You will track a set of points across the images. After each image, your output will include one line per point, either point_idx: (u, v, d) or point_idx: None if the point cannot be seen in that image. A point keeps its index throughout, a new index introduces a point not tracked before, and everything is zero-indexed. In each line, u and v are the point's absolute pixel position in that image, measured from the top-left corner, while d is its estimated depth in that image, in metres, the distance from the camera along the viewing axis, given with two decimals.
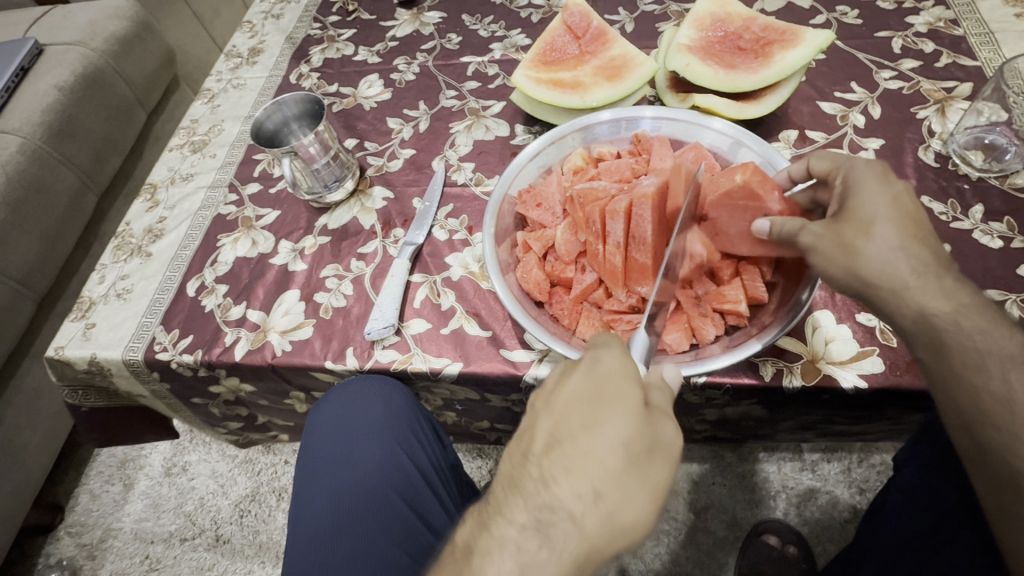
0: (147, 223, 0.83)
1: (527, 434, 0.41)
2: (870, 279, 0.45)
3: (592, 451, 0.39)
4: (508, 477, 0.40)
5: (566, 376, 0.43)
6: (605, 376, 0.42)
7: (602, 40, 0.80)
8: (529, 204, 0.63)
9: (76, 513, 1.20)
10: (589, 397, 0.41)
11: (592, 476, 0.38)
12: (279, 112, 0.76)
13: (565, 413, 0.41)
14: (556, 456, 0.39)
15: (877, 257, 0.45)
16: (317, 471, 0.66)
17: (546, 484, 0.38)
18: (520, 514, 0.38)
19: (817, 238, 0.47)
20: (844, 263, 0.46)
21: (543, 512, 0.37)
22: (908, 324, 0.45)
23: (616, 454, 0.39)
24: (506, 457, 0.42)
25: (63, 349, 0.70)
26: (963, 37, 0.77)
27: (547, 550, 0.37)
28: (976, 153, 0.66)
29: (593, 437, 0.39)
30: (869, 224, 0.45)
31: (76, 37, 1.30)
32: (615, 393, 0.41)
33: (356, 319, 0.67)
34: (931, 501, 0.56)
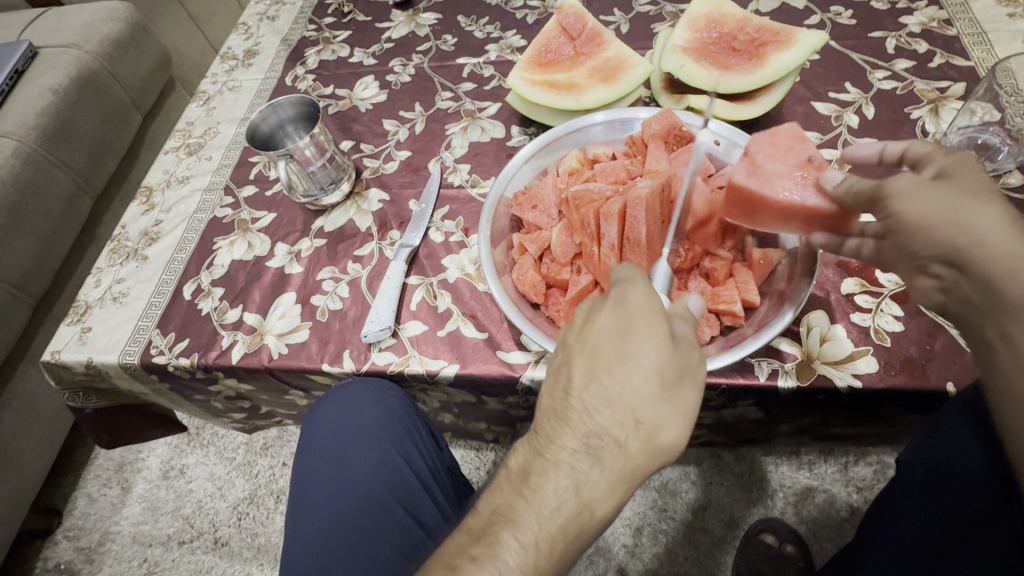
0: (143, 226, 0.83)
1: (565, 373, 0.43)
2: (988, 238, 0.37)
3: (628, 381, 0.40)
4: (552, 410, 0.42)
5: (595, 313, 0.44)
6: (634, 307, 0.42)
7: (597, 41, 0.80)
8: (524, 207, 0.63)
9: (74, 517, 1.20)
10: (622, 327, 0.42)
11: (630, 405, 0.40)
12: (275, 115, 0.76)
13: (600, 344, 0.42)
14: (595, 388, 0.40)
15: (998, 217, 0.37)
16: (310, 474, 0.66)
17: (592, 415, 0.40)
18: (573, 441, 0.40)
19: (909, 188, 0.41)
20: (948, 213, 0.38)
21: (592, 437, 0.40)
22: (1020, 297, 0.35)
23: (649, 383, 0.40)
24: (547, 392, 0.43)
25: (59, 353, 0.70)
26: (956, 37, 0.78)
27: (598, 469, 0.39)
28: (970, 153, 0.66)
29: (629, 368, 0.40)
30: (983, 190, 0.39)
31: (71, 39, 1.29)
32: (643, 325, 0.41)
33: (353, 321, 0.67)
34: (936, 501, 0.55)
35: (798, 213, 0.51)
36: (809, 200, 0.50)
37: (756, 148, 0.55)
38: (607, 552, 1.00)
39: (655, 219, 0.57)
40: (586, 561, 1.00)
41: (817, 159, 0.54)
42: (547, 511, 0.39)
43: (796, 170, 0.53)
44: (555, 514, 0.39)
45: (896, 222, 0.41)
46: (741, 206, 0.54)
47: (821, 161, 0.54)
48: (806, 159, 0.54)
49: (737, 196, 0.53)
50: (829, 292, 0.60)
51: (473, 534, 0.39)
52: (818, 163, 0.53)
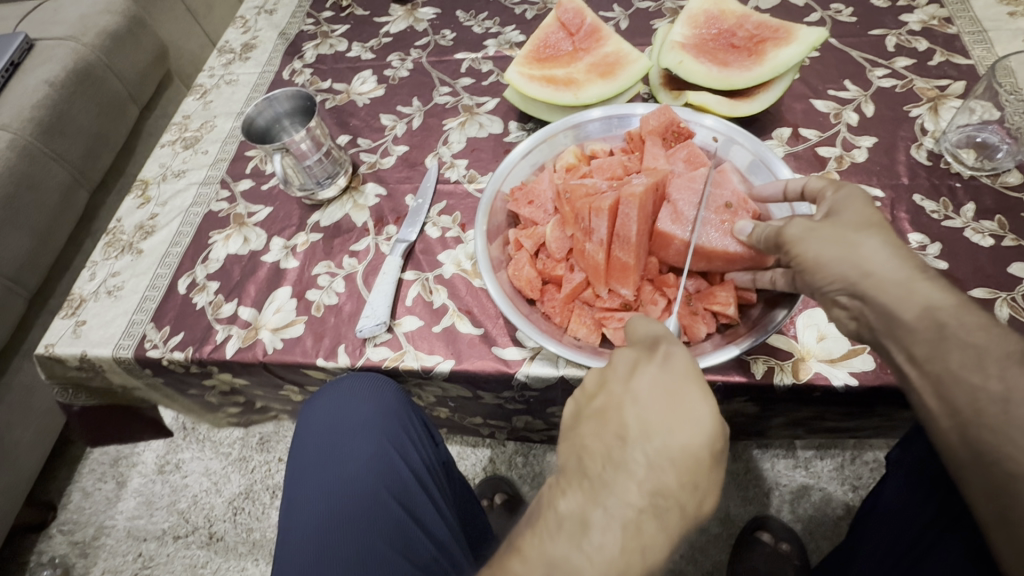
0: (138, 219, 0.83)
1: (615, 421, 0.41)
2: (871, 270, 0.43)
3: (686, 442, 0.38)
4: (607, 457, 0.39)
5: (641, 368, 0.43)
6: (685, 368, 0.42)
7: (596, 37, 0.79)
8: (521, 202, 0.63)
9: (69, 511, 1.20)
10: (672, 387, 0.41)
11: (689, 468, 0.38)
12: (271, 109, 0.76)
13: (650, 400, 0.41)
14: (654, 447, 0.38)
15: (876, 250, 0.43)
16: (304, 467, 0.66)
17: (654, 470, 0.38)
18: (635, 498, 0.37)
19: (805, 230, 0.46)
20: (839, 249, 0.44)
21: (655, 495, 0.37)
22: (911, 318, 0.41)
23: (706, 446, 0.39)
24: (593, 436, 0.41)
25: (53, 346, 0.70)
26: (957, 35, 0.77)
27: (660, 530, 0.37)
28: (968, 151, 0.66)
29: (687, 427, 0.39)
30: (864, 224, 0.45)
31: (68, 31, 1.28)
32: (695, 391, 0.40)
33: (348, 317, 0.67)
34: (917, 507, 0.56)
35: (719, 256, 0.55)
36: (729, 246, 0.54)
37: (676, 193, 0.58)
38: None
39: (649, 216, 0.57)
40: None
41: (734, 203, 0.57)
42: (612, 567, 0.36)
43: (716, 216, 0.56)
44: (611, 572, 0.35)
45: (799, 264, 0.47)
46: (672, 248, 0.57)
47: (737, 200, 0.57)
48: (721, 202, 0.57)
49: (664, 240, 0.56)
50: None
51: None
52: (735, 205, 0.56)
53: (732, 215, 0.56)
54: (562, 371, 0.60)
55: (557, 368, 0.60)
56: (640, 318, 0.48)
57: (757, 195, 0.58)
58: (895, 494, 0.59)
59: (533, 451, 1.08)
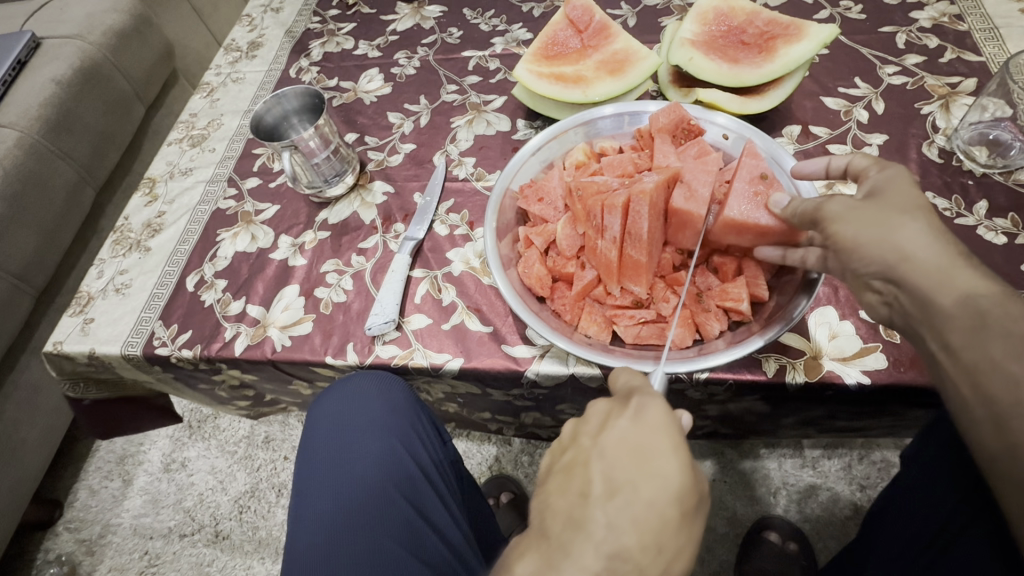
0: (145, 217, 0.83)
1: (580, 477, 0.39)
2: (909, 253, 0.42)
3: (652, 499, 0.36)
4: (567, 518, 0.37)
5: (612, 420, 0.41)
6: (658, 417, 0.40)
7: (604, 34, 0.79)
8: (531, 199, 0.63)
9: (75, 509, 1.20)
10: (642, 440, 0.39)
11: (653, 530, 0.36)
12: (279, 106, 0.76)
13: (618, 454, 0.38)
14: (618, 506, 0.36)
15: (918, 231, 0.42)
16: (312, 465, 0.65)
17: (614, 532, 0.36)
18: (593, 562, 0.35)
19: (843, 210, 0.46)
20: (877, 232, 0.44)
21: (614, 559, 0.35)
22: (948, 305, 0.40)
23: (674, 504, 0.37)
24: (557, 493, 0.39)
25: (61, 344, 0.70)
26: (968, 32, 0.77)
27: None
28: (981, 148, 0.66)
29: (653, 485, 0.37)
30: (908, 204, 0.44)
31: (73, 30, 1.29)
32: (667, 442, 0.38)
33: (357, 314, 0.67)
34: (938, 499, 0.55)
35: (750, 229, 0.54)
36: (762, 217, 0.53)
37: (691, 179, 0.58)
38: None
39: (659, 214, 0.56)
40: None
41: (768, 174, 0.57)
42: None
43: (748, 187, 0.55)
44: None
45: (835, 243, 0.46)
46: (690, 227, 0.57)
47: (772, 176, 0.57)
48: (757, 175, 0.57)
49: (682, 219, 0.56)
50: (837, 287, 0.60)
51: None
52: (770, 177, 0.56)
53: (765, 186, 0.55)
54: (572, 369, 0.60)
55: (567, 366, 0.60)
56: (626, 368, 0.47)
57: (797, 170, 0.56)
58: (915, 486, 0.58)
59: (539, 450, 1.08)
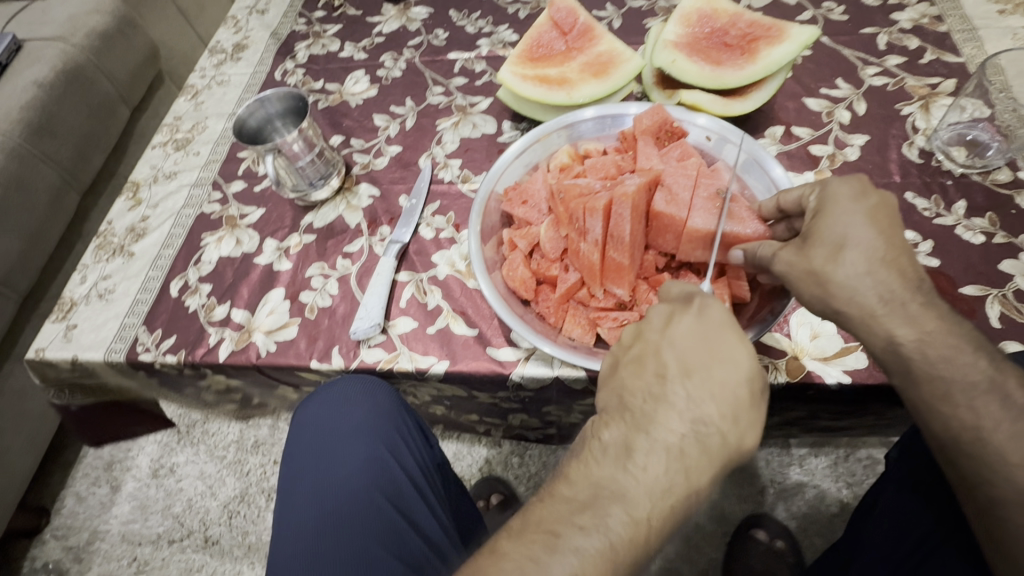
0: (129, 222, 0.82)
1: (653, 362, 0.42)
2: (841, 308, 0.44)
3: (727, 378, 0.40)
4: (648, 399, 0.40)
5: (676, 316, 0.43)
6: (721, 318, 0.42)
7: (589, 36, 0.79)
8: (515, 202, 0.63)
9: (62, 516, 1.19)
10: (709, 332, 0.41)
11: (731, 403, 0.39)
12: (262, 110, 0.75)
13: (687, 343, 0.41)
14: (695, 381, 0.40)
15: (849, 283, 0.43)
16: (298, 468, 0.65)
17: (694, 405, 0.39)
18: (678, 425, 0.39)
19: (789, 266, 0.46)
20: (816, 292, 0.45)
21: (697, 425, 0.39)
22: (878, 350, 0.45)
23: (745, 384, 0.40)
24: (633, 377, 0.42)
25: (43, 351, 0.69)
26: (947, 33, 0.78)
27: (705, 458, 0.38)
28: (959, 149, 0.67)
29: (725, 364, 0.40)
30: (838, 248, 0.43)
31: (56, 32, 1.27)
32: (733, 334, 0.41)
33: (342, 318, 0.67)
34: (912, 516, 0.57)
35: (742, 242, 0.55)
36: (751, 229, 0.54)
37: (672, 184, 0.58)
38: None
39: (641, 216, 0.57)
40: None
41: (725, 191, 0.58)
42: (658, 490, 0.37)
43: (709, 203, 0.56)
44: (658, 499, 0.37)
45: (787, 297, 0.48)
46: (670, 231, 0.57)
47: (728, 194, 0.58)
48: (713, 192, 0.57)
49: (662, 223, 0.57)
50: None
51: (576, 503, 0.38)
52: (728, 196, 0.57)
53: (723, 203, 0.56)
54: (557, 372, 0.60)
55: (552, 368, 0.60)
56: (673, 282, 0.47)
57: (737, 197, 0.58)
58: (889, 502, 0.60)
59: (529, 451, 1.08)
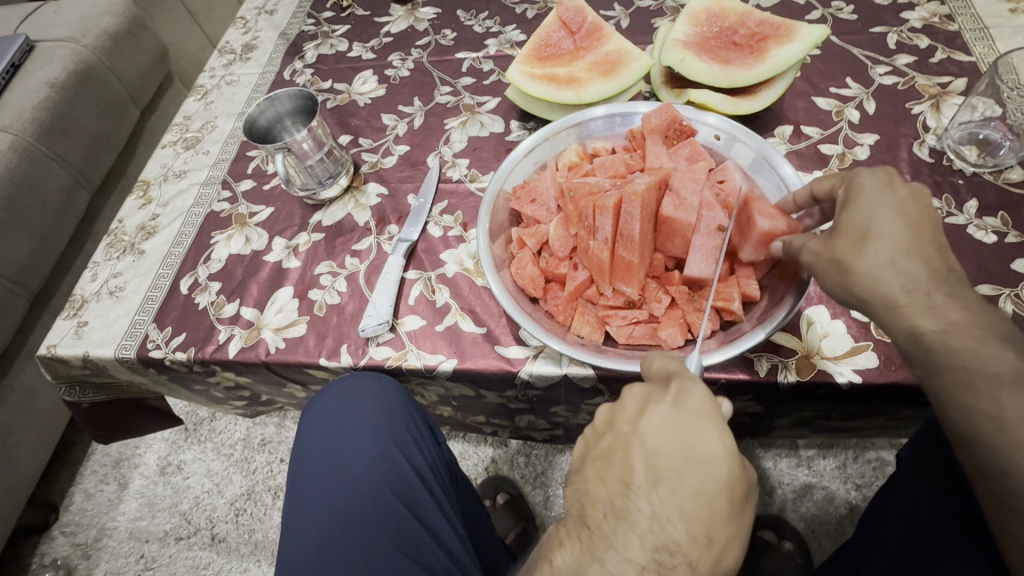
0: (139, 220, 0.83)
1: (621, 464, 0.40)
2: (864, 297, 0.44)
3: (698, 488, 0.38)
4: (613, 513, 0.38)
5: (651, 405, 0.42)
6: (698, 409, 0.41)
7: (597, 36, 0.79)
8: (524, 200, 0.63)
9: (71, 513, 1.20)
10: (682, 427, 0.40)
11: (701, 518, 0.37)
12: (272, 109, 0.76)
13: (659, 441, 0.40)
14: (663, 493, 0.38)
15: (874, 273, 0.43)
16: (307, 467, 0.66)
17: (660, 522, 0.37)
18: (638, 552, 0.36)
19: (815, 256, 0.46)
20: (838, 280, 0.45)
21: (661, 551, 0.36)
22: (900, 340, 0.45)
23: (721, 493, 0.38)
24: (598, 481, 0.40)
25: (55, 347, 0.69)
26: (958, 32, 0.77)
27: None
28: (971, 148, 0.66)
29: (697, 470, 0.38)
30: (863, 238, 0.44)
31: (68, 33, 1.28)
32: (711, 430, 0.40)
33: (351, 316, 0.67)
34: (932, 508, 0.56)
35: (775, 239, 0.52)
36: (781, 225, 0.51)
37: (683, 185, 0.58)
38: None
39: (650, 216, 0.57)
40: None
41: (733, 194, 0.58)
42: None
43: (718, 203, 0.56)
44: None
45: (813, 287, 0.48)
46: (678, 233, 0.57)
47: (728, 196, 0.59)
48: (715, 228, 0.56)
49: (670, 226, 0.57)
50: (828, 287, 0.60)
51: None
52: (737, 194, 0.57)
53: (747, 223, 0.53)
54: (565, 370, 0.60)
55: (560, 367, 0.60)
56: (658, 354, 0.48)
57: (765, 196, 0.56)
58: (907, 491, 0.60)
59: (535, 451, 1.08)
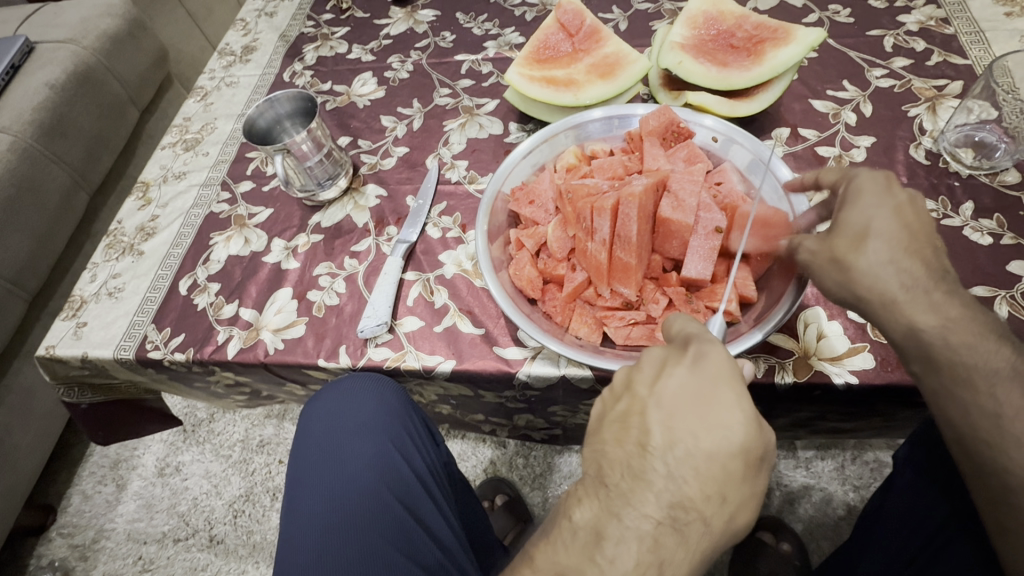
0: (139, 221, 0.83)
1: (638, 425, 0.40)
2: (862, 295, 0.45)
3: (715, 450, 0.38)
4: (629, 474, 0.38)
5: (669, 367, 0.41)
6: (718, 371, 0.40)
7: (595, 38, 0.80)
8: (522, 202, 0.63)
9: (68, 514, 1.19)
10: (701, 389, 0.40)
11: (716, 480, 0.38)
12: (272, 110, 0.76)
13: (678, 402, 0.40)
14: (679, 456, 0.38)
15: (873, 269, 0.44)
16: (306, 469, 0.65)
17: (676, 483, 0.37)
18: (654, 510, 0.37)
19: (812, 254, 0.47)
20: (838, 277, 0.45)
21: (676, 509, 0.37)
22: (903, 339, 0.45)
23: (737, 456, 0.38)
24: (614, 443, 0.40)
25: (54, 348, 0.70)
26: (954, 35, 0.78)
27: (682, 547, 0.37)
28: (967, 150, 0.66)
29: (716, 432, 0.38)
30: (862, 237, 0.44)
31: (68, 34, 1.29)
32: (729, 393, 0.39)
33: (349, 317, 0.67)
34: (929, 507, 0.57)
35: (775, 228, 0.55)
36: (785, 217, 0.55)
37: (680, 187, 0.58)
38: None
39: (647, 217, 0.57)
40: None
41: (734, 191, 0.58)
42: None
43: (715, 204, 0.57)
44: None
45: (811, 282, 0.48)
46: (676, 235, 0.57)
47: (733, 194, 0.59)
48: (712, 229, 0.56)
49: (668, 228, 0.57)
50: None
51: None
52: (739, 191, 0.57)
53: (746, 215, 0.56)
54: (563, 371, 0.60)
55: (558, 367, 0.60)
56: (679, 316, 0.47)
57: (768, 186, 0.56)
58: (903, 490, 0.60)
59: (534, 452, 1.09)
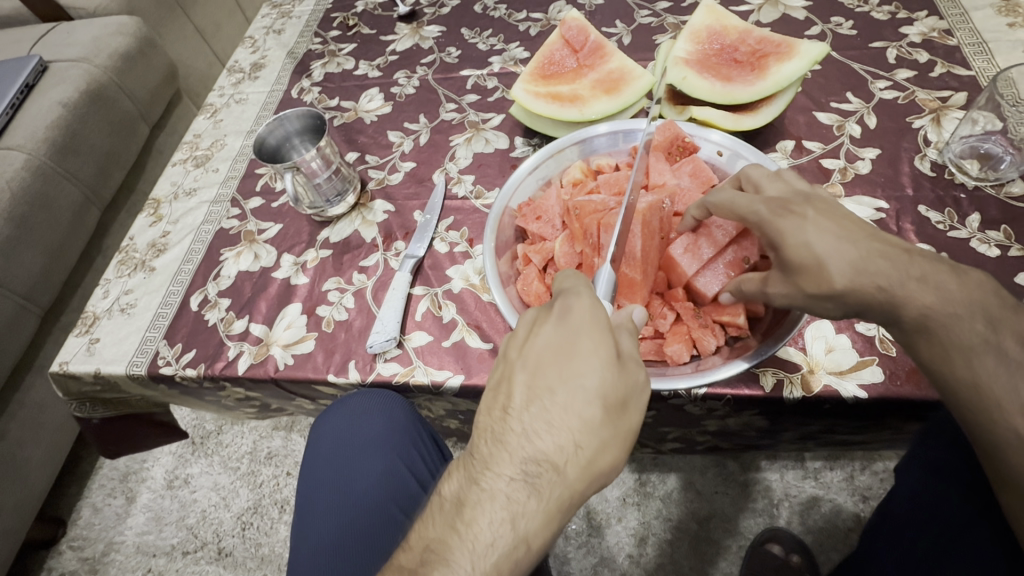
0: (150, 237, 0.84)
1: (505, 389, 0.43)
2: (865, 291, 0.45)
3: (570, 401, 0.41)
4: (490, 432, 0.42)
5: (538, 327, 0.44)
6: (578, 323, 0.43)
7: (599, 54, 0.81)
8: (529, 217, 0.64)
9: (79, 527, 1.20)
10: (563, 341, 0.43)
11: (571, 428, 0.40)
12: (281, 128, 0.77)
13: (541, 359, 0.43)
14: (536, 411, 0.41)
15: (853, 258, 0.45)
16: (317, 481, 0.67)
17: (531, 439, 0.40)
18: (509, 469, 0.40)
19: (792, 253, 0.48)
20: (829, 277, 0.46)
21: (530, 463, 0.40)
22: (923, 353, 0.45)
23: (592, 404, 0.41)
24: (485, 411, 0.43)
25: (67, 364, 0.70)
26: (957, 47, 0.78)
27: (535, 499, 0.40)
28: (972, 162, 0.66)
29: (571, 383, 0.41)
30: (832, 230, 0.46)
31: (80, 53, 1.31)
32: (588, 342, 0.42)
33: (358, 332, 0.68)
34: (948, 506, 0.56)
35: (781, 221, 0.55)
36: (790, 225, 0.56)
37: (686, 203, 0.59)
38: (611, 562, 1.00)
39: (653, 232, 0.58)
40: (592, 572, 1.00)
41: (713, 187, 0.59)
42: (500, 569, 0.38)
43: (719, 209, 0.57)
44: (491, 552, 0.39)
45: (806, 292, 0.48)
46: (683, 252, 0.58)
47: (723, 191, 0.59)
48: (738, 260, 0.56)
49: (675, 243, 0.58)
50: None
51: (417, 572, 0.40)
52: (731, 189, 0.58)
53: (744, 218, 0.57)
54: None
55: None
56: (570, 271, 0.49)
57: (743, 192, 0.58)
58: (912, 490, 0.60)
59: None
